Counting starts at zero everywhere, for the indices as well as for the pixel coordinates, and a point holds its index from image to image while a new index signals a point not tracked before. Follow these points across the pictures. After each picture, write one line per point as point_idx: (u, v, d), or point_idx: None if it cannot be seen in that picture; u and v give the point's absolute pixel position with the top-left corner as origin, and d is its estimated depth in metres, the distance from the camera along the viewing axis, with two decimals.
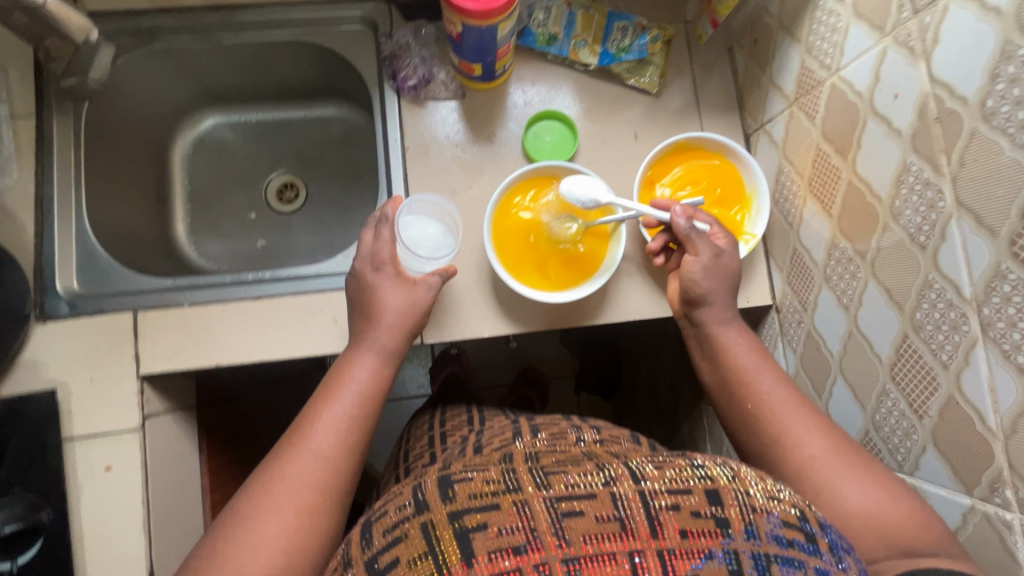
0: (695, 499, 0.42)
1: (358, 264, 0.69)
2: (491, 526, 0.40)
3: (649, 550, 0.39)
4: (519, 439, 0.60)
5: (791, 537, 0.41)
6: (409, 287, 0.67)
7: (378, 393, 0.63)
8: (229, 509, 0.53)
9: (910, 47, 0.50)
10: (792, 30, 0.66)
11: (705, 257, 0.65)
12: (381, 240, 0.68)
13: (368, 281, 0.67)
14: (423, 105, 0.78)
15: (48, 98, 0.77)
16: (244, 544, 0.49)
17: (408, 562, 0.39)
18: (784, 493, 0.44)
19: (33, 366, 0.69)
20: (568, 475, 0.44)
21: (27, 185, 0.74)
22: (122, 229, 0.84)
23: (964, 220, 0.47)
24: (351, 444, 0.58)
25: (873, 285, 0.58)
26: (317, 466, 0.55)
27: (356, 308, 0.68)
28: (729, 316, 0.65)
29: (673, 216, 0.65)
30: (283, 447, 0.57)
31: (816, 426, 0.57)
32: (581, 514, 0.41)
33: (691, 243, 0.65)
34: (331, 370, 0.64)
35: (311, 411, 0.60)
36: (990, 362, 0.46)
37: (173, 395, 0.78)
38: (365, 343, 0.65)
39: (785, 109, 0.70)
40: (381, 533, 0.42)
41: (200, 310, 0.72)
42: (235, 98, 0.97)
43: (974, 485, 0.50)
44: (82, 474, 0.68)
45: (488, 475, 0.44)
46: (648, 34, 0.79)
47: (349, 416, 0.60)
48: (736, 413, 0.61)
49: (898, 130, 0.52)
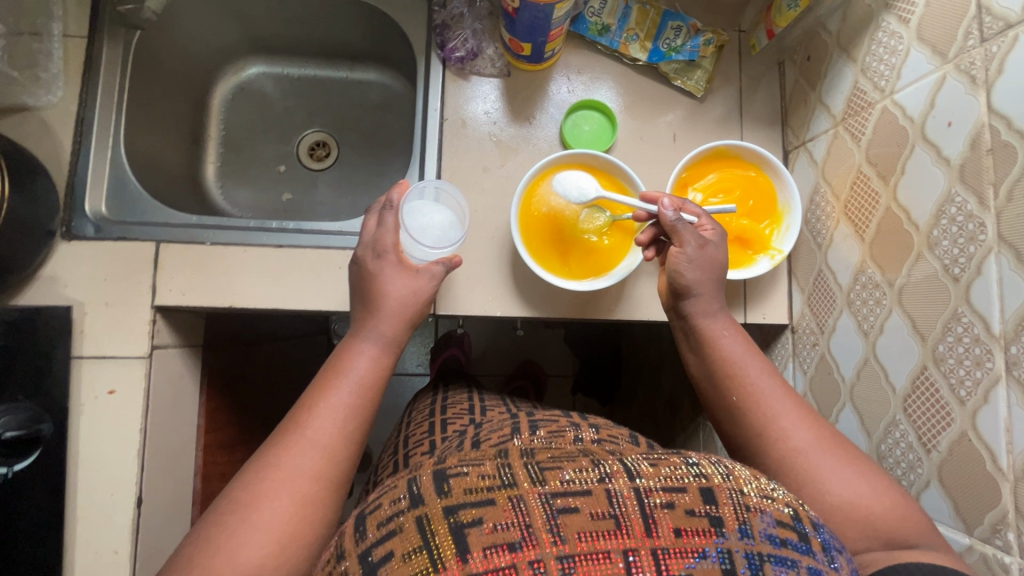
0: (689, 497, 0.42)
1: (360, 250, 0.67)
2: (486, 522, 0.39)
3: (643, 548, 0.39)
4: (518, 436, 0.59)
5: (784, 536, 0.41)
6: (411, 275, 0.66)
7: (377, 383, 0.61)
8: (223, 496, 0.51)
9: (971, 75, 0.50)
10: (849, 49, 0.65)
11: (692, 248, 0.63)
12: (385, 227, 0.66)
13: (369, 268, 0.66)
14: (467, 78, 0.78)
15: (101, 22, 0.77)
16: (238, 533, 0.48)
17: (402, 556, 0.38)
18: (778, 492, 0.44)
19: (52, 282, 0.70)
20: (564, 471, 0.44)
21: (70, 105, 0.75)
22: (154, 162, 0.85)
23: (1003, 256, 0.46)
24: (348, 431, 0.57)
25: (897, 313, 0.57)
26: (315, 453, 0.54)
27: (357, 294, 0.67)
28: (715, 309, 0.64)
29: (662, 207, 0.63)
30: (281, 432, 0.56)
31: (803, 419, 0.56)
32: (576, 511, 0.41)
33: (677, 234, 0.63)
34: (332, 357, 0.63)
35: (310, 396, 0.59)
36: (1009, 403, 0.45)
37: (183, 331, 0.78)
38: (366, 333, 0.64)
39: (830, 128, 0.69)
40: (374, 526, 0.41)
41: (220, 250, 0.73)
42: (281, 50, 0.98)
43: (975, 524, 0.49)
44: (86, 394, 0.69)
45: (483, 469, 0.44)
46: (702, 37, 0.78)
47: (347, 405, 0.58)
48: (720, 406, 0.60)
49: (946, 159, 0.52)
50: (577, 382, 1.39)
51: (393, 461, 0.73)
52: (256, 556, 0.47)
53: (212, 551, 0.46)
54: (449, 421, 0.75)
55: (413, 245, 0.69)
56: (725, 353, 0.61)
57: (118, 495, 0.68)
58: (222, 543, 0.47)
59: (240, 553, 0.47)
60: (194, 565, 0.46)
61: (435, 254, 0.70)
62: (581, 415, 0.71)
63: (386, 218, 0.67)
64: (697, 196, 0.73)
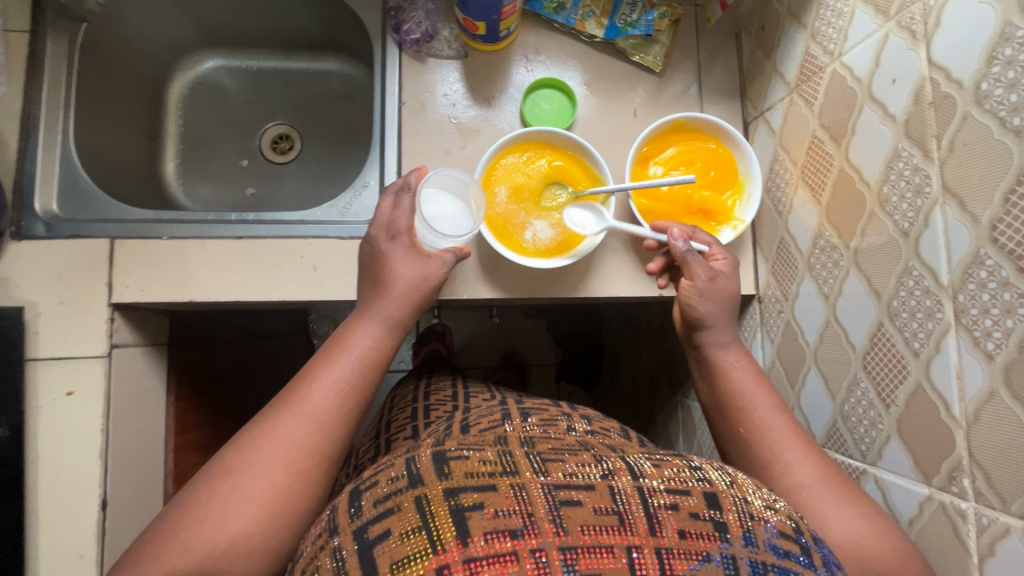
0: (694, 500, 0.41)
1: (374, 230, 0.66)
2: (487, 507, 0.38)
3: (647, 546, 0.37)
4: (509, 424, 0.59)
5: (788, 548, 0.39)
6: (422, 260, 0.64)
7: (379, 361, 0.60)
8: (212, 464, 0.50)
9: (912, 30, 0.50)
10: (799, 15, 0.66)
11: (702, 279, 0.65)
12: (400, 207, 0.65)
13: (382, 249, 0.64)
14: (424, 61, 0.78)
15: (43, 16, 0.75)
16: (226, 501, 0.47)
17: (399, 535, 0.36)
18: (780, 505, 0.43)
19: (2, 283, 0.68)
20: (566, 464, 0.43)
21: (14, 102, 0.72)
22: (109, 160, 0.83)
23: (948, 206, 0.47)
24: (344, 411, 0.55)
25: (854, 274, 0.57)
26: (309, 429, 0.52)
27: (367, 274, 0.65)
28: (728, 339, 0.66)
29: (671, 238, 0.65)
30: (278, 405, 0.54)
31: (807, 454, 0.55)
32: (579, 504, 0.39)
33: (688, 265, 0.65)
34: (334, 335, 0.62)
35: (308, 371, 0.57)
36: (959, 350, 0.46)
37: (144, 329, 0.76)
38: (372, 312, 0.62)
39: (785, 96, 0.69)
40: (370, 504, 0.39)
41: (179, 243, 0.71)
42: (238, 43, 0.96)
43: (933, 474, 0.49)
44: (43, 396, 0.67)
45: (485, 456, 0.43)
46: (657, 11, 0.78)
47: (346, 383, 0.57)
48: (730, 437, 0.60)
49: (892, 116, 0.52)
50: (560, 370, 1.39)
51: (375, 444, 0.72)
52: (244, 527, 0.46)
53: (201, 520, 0.46)
54: (432, 408, 0.75)
55: (428, 233, 0.67)
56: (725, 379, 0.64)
57: (82, 498, 0.67)
58: (210, 509, 0.46)
59: (228, 522, 0.46)
60: (181, 529, 0.46)
61: (453, 243, 0.67)
62: (571, 405, 0.70)
63: (401, 200, 0.66)
64: (658, 170, 0.73)
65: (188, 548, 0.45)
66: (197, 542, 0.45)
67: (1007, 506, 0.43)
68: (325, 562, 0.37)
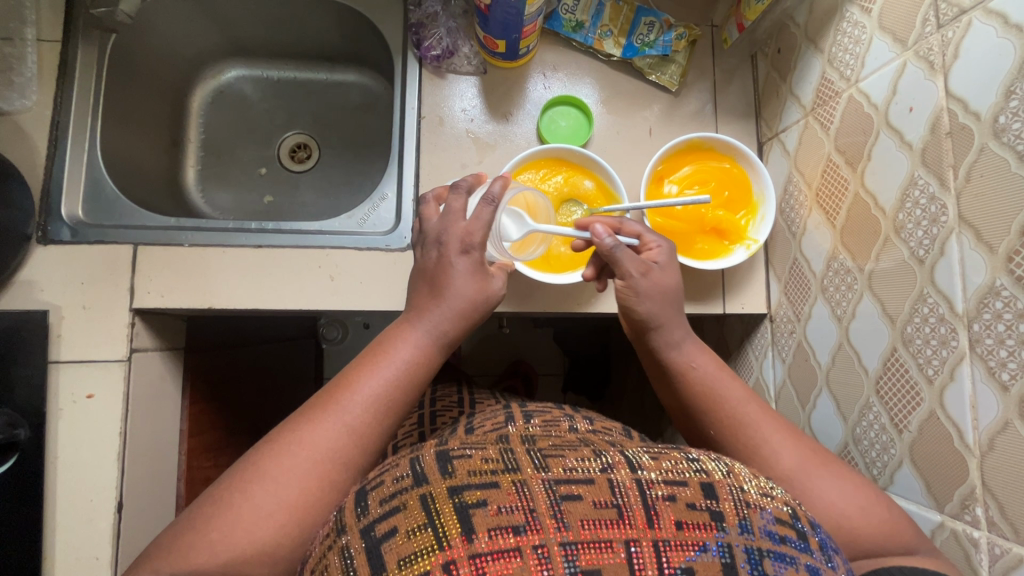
0: (691, 491, 0.40)
1: (444, 237, 0.61)
2: (490, 504, 0.38)
3: (644, 540, 0.37)
4: (512, 424, 0.59)
5: (783, 533, 0.39)
6: (484, 280, 0.62)
7: (421, 377, 0.58)
8: (246, 462, 0.51)
9: (930, 61, 0.51)
10: (816, 40, 0.66)
11: (635, 276, 0.62)
12: (477, 218, 0.60)
13: (448, 259, 0.61)
14: (444, 77, 0.79)
15: (75, 27, 0.78)
16: (258, 505, 0.47)
17: (406, 532, 0.37)
18: (778, 492, 0.42)
19: (28, 286, 0.69)
20: (567, 459, 0.42)
21: (45, 110, 0.75)
22: (132, 166, 0.85)
23: (964, 236, 0.47)
24: (383, 425, 0.54)
25: (868, 298, 0.57)
26: (346, 440, 0.52)
27: (424, 279, 0.62)
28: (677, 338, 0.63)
29: (595, 235, 0.62)
30: (316, 409, 0.54)
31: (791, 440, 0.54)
32: (580, 498, 0.39)
33: (616, 262, 0.62)
34: (377, 340, 0.61)
35: (348, 377, 0.56)
36: (974, 378, 0.46)
37: (163, 333, 0.78)
38: (421, 323, 0.60)
39: (800, 118, 0.70)
40: (377, 503, 0.39)
41: (200, 251, 0.72)
42: (261, 54, 0.98)
43: (945, 501, 0.50)
44: (64, 398, 0.68)
45: (487, 453, 0.42)
46: (675, 31, 0.79)
47: (384, 394, 0.55)
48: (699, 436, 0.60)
49: (909, 144, 0.53)
50: (567, 380, 1.39)
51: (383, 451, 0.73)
52: (272, 535, 0.46)
53: (232, 521, 0.46)
54: (440, 413, 0.75)
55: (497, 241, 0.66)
56: (726, 415, 0.57)
57: (98, 500, 0.68)
58: (242, 514, 0.47)
59: (259, 527, 0.46)
60: (211, 529, 0.46)
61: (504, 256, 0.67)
62: (575, 407, 0.70)
63: (480, 210, 0.60)
64: (673, 189, 0.74)
65: (217, 549, 0.45)
66: (226, 544, 0.45)
67: (1020, 536, 0.43)
68: (334, 560, 0.37)
